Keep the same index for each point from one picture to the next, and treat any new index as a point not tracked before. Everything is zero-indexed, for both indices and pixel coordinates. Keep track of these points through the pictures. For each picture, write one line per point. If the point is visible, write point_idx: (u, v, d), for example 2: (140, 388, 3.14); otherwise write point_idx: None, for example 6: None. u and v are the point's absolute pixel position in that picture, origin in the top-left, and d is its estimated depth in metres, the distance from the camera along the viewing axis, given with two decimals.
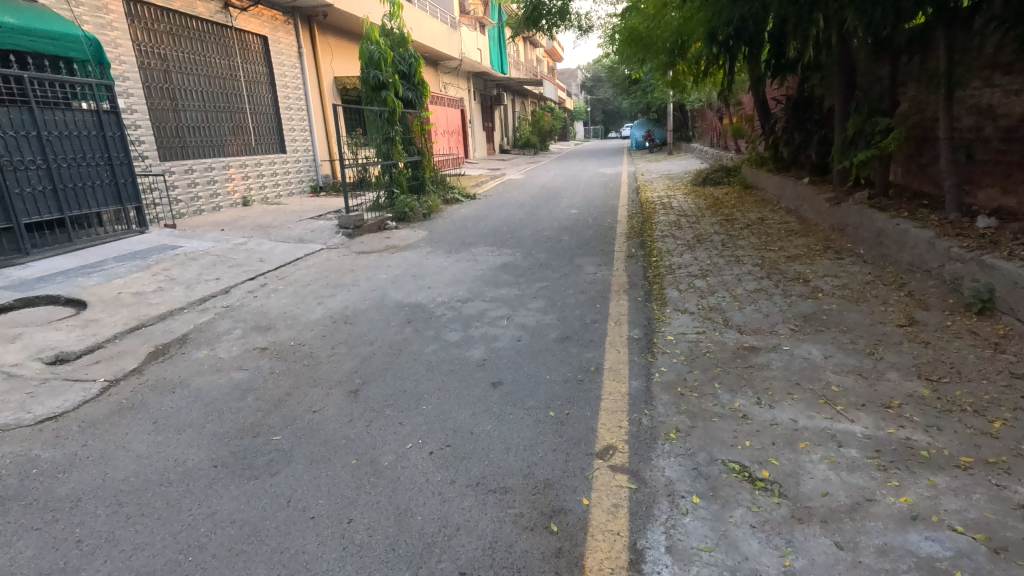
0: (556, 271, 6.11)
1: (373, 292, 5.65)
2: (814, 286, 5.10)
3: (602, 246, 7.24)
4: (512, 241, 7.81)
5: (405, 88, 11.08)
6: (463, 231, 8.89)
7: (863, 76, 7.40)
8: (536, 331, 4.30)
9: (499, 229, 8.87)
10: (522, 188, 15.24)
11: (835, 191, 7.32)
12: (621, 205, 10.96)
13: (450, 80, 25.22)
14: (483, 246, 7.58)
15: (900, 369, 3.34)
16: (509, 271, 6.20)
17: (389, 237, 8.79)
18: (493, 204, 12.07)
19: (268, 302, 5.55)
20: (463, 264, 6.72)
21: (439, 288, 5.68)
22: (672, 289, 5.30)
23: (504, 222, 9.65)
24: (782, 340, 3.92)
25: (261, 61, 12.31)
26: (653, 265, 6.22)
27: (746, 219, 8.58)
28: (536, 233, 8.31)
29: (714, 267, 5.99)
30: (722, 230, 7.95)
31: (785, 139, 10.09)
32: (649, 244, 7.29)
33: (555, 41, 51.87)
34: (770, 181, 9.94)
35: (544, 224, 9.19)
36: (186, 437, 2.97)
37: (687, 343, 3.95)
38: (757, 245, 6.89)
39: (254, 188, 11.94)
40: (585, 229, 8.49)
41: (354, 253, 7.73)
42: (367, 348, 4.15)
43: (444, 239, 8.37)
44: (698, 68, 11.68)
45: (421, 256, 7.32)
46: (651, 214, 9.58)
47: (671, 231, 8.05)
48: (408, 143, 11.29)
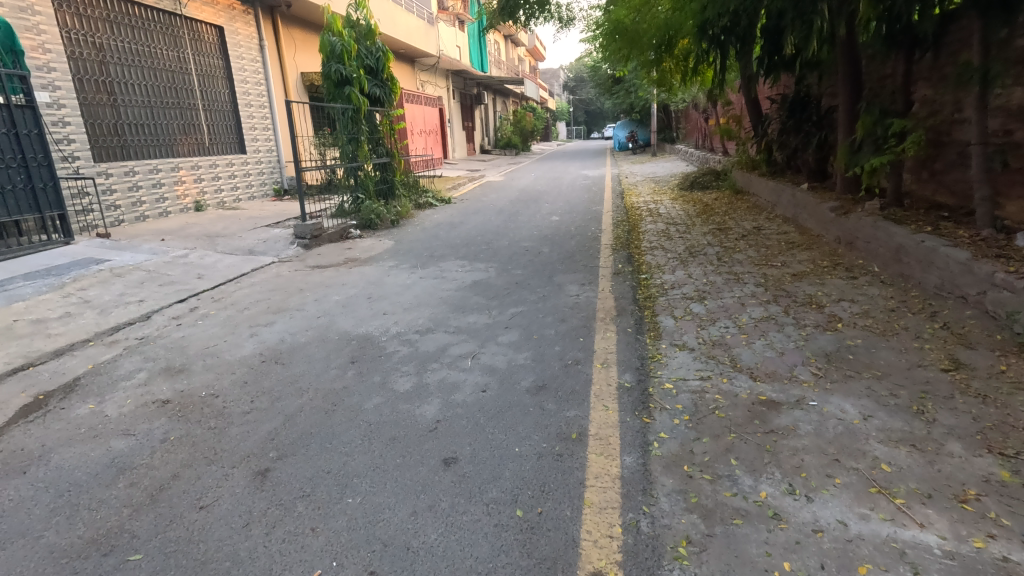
0: (533, 291, 5.32)
1: (318, 319, 4.82)
2: (830, 313, 4.41)
3: (586, 261, 6.49)
4: (486, 254, 7.02)
5: (372, 84, 10.20)
6: (433, 242, 8.05)
7: (869, 73, 6.77)
8: (506, 378, 3.51)
9: (473, 239, 8.07)
10: (501, 191, 14.44)
11: (840, 199, 6.66)
12: (606, 211, 10.25)
13: (428, 78, 24.35)
14: (454, 260, 6.77)
15: (962, 439, 2.63)
16: (479, 291, 5.41)
17: (350, 247, 7.94)
18: (469, 209, 11.21)
19: (192, 332, 4.69)
20: (428, 282, 5.91)
21: (396, 314, 4.87)
22: (666, 316, 4.58)
23: (479, 230, 8.84)
24: (806, 391, 3.20)
25: (215, 54, 11.37)
26: (642, 285, 5.50)
27: (740, 228, 7.90)
28: (513, 244, 7.52)
29: (712, 288, 5.28)
30: (716, 241, 7.27)
31: (779, 142, 9.45)
32: (637, 258, 6.58)
33: (537, 40, 51.19)
34: (764, 186, 9.29)
35: (522, 233, 8.39)
36: (10, 556, 2.14)
37: (690, 396, 3.20)
38: (755, 260, 6.22)
39: (208, 192, 10.99)
40: (567, 240, 7.73)
41: (308, 267, 6.87)
42: (295, 401, 3.33)
43: (411, 251, 7.53)
44: (686, 65, 11.01)
45: (382, 271, 6.48)
46: (638, 222, 8.90)
47: (661, 242, 7.35)
48: (377, 144, 10.45)
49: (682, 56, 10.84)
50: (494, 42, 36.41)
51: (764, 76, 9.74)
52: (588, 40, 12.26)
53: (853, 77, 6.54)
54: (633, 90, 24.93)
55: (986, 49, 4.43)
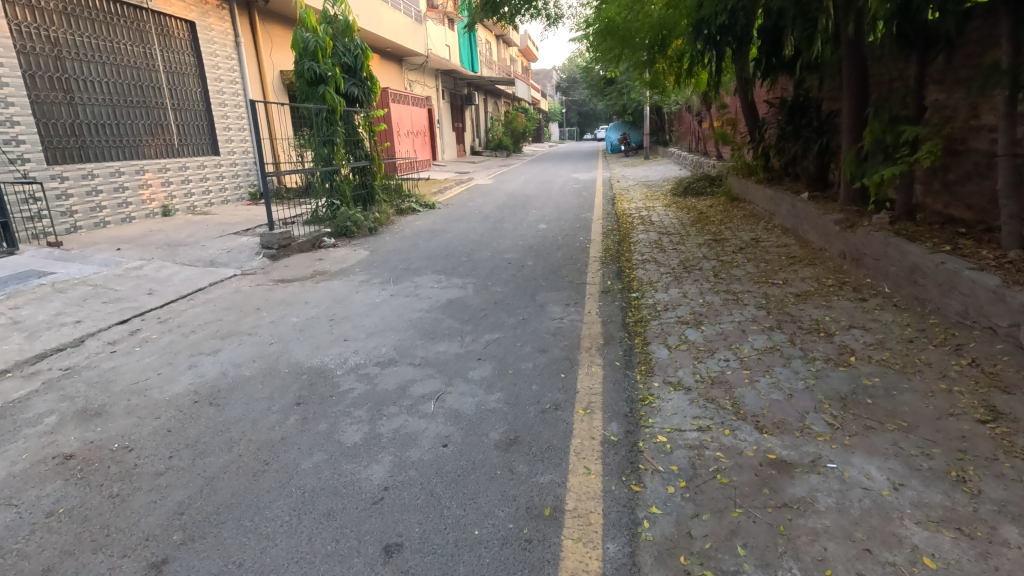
0: (512, 314, 4.83)
1: (271, 346, 4.31)
2: (841, 344, 3.95)
3: (572, 276, 6.01)
4: (464, 267, 6.53)
5: (349, 83, 9.67)
6: (409, 252, 7.54)
7: (875, 76, 6.34)
8: (472, 427, 3.01)
9: (452, 249, 7.57)
10: (488, 195, 13.98)
11: (844, 211, 6.22)
12: (596, 218, 9.79)
13: (416, 78, 23.81)
14: (429, 274, 6.27)
15: (1017, 521, 2.16)
16: (453, 313, 4.92)
17: (321, 258, 7.43)
18: (453, 215, 10.71)
19: (125, 361, 4.16)
20: (399, 300, 5.40)
21: (358, 340, 4.35)
22: (659, 346, 4.09)
23: (461, 239, 8.34)
24: (822, 447, 2.72)
25: (187, 50, 10.81)
26: (632, 306, 5.03)
27: (737, 239, 7.46)
28: (496, 256, 7.03)
29: (708, 310, 4.82)
30: (711, 254, 6.83)
31: (777, 148, 9.04)
32: (628, 273, 6.11)
33: (530, 39, 50.73)
34: (761, 194, 8.87)
35: (506, 242, 7.90)
36: None
37: (686, 454, 2.73)
38: (755, 277, 5.77)
39: (177, 196, 10.41)
40: (554, 252, 7.24)
41: (271, 281, 6.35)
42: (221, 458, 2.81)
43: (385, 263, 7.02)
44: (679, 66, 10.58)
45: (350, 287, 5.96)
46: (629, 232, 8.44)
47: (654, 254, 6.90)
48: (355, 146, 9.93)
49: (676, 57, 10.41)
50: (485, 41, 35.91)
51: (762, 78, 9.32)
52: (578, 40, 11.80)
53: (859, 79, 6.10)
54: (624, 91, 24.54)
55: (1015, 49, 3.99)
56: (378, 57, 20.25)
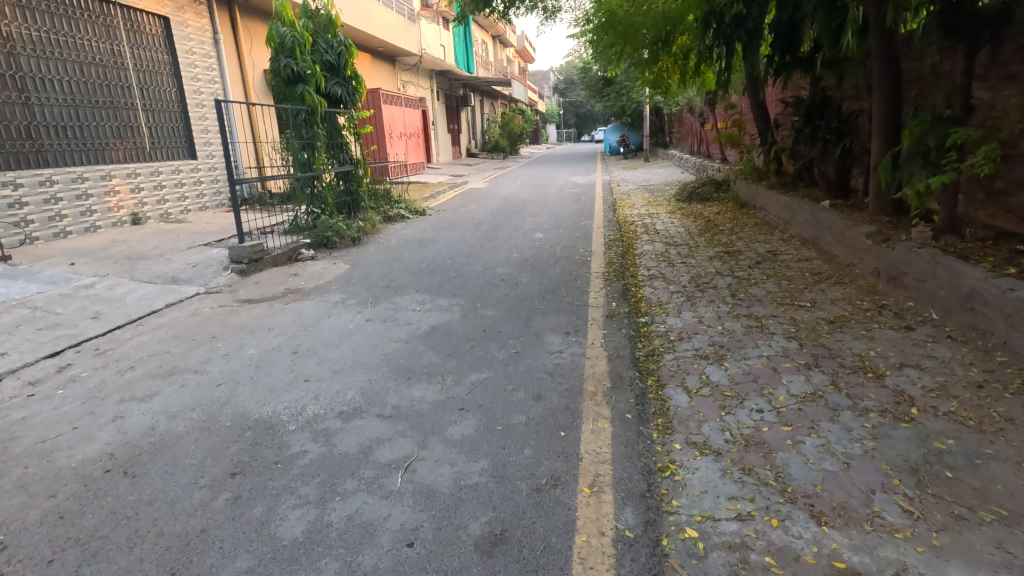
0: (503, 346, 4.16)
1: (216, 389, 3.63)
2: (896, 389, 3.29)
3: (572, 296, 5.36)
4: (452, 284, 5.88)
5: (331, 83, 9.01)
6: (393, 266, 6.88)
7: (906, 73, 5.70)
8: (445, 516, 2.35)
9: (440, 263, 6.92)
10: (483, 200, 13.34)
11: (875, 223, 5.57)
12: (597, 226, 9.15)
13: (410, 78, 23.18)
14: (412, 293, 5.62)
15: None
16: (435, 343, 4.27)
17: (296, 273, 6.77)
18: (445, 223, 10.05)
19: (39, 407, 3.49)
20: (374, 327, 4.73)
21: (320, 381, 3.68)
22: (677, 391, 3.43)
23: (450, 251, 7.67)
24: (906, 552, 2.07)
25: (160, 47, 10.15)
26: (642, 335, 4.37)
27: (751, 252, 6.82)
28: (487, 272, 6.36)
29: (730, 341, 4.17)
30: (725, 269, 6.18)
31: (790, 151, 8.41)
32: (634, 293, 5.46)
33: (527, 41, 50.18)
34: (775, 201, 8.24)
35: (499, 255, 7.23)
36: None
37: (726, 560, 2.07)
38: (778, 298, 5.12)
39: (149, 203, 9.75)
40: (552, 266, 6.57)
41: (236, 301, 5.69)
42: (115, 564, 2.15)
43: (365, 279, 6.35)
44: (684, 64, 9.96)
45: (322, 309, 5.29)
46: (633, 242, 7.79)
47: (662, 269, 6.26)
48: (338, 149, 9.29)
49: (680, 54, 9.79)
50: (482, 42, 35.33)
51: (773, 77, 8.70)
52: (576, 37, 11.18)
53: (891, 75, 5.46)
54: (624, 91, 24.02)
55: None
56: (369, 57, 19.59)
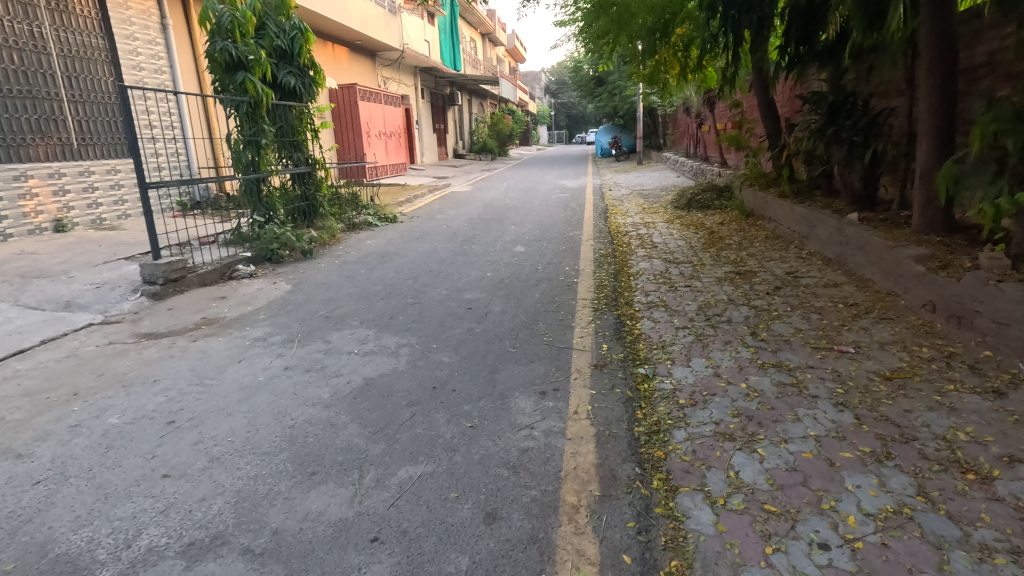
0: (454, 416, 3.07)
1: (27, 491, 2.51)
2: (1018, 505, 2.23)
3: (552, 334, 4.28)
4: (405, 315, 4.80)
5: (282, 71, 7.88)
6: (342, 288, 5.78)
7: (963, 62, 4.69)
8: None
9: (398, 284, 5.82)
10: (463, 205, 12.26)
11: (925, 244, 4.55)
12: (586, 238, 8.11)
13: (391, 75, 22.06)
14: (354, 328, 4.51)
15: None
16: (364, 410, 3.17)
17: (224, 296, 5.64)
18: (416, 232, 8.96)
19: None
20: (292, 379, 3.62)
21: (182, 479, 2.56)
22: (696, 502, 2.35)
23: (414, 268, 6.58)
24: None
25: (96, 31, 8.99)
26: (641, 398, 3.29)
27: (765, 273, 5.81)
28: (451, 298, 5.27)
29: (760, 409, 3.10)
30: (738, 296, 5.16)
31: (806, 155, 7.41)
32: (631, 330, 4.41)
33: (516, 41, 49.31)
34: (790, 211, 7.21)
35: (470, 274, 6.14)
36: None
37: None
38: (808, 339, 4.09)
39: (76, 208, 8.58)
40: (532, 289, 5.48)
41: (132, 336, 4.55)
42: None
43: (304, 305, 5.25)
44: (684, 57, 8.91)
45: (235, 349, 4.15)
46: (627, 258, 6.75)
47: (664, 296, 5.22)
48: (292, 148, 8.18)
49: (680, 45, 8.75)
50: (470, 40, 34.31)
51: (786, 71, 7.70)
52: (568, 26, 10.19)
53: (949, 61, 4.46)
54: (617, 91, 23.16)
55: None
56: (346, 51, 18.42)
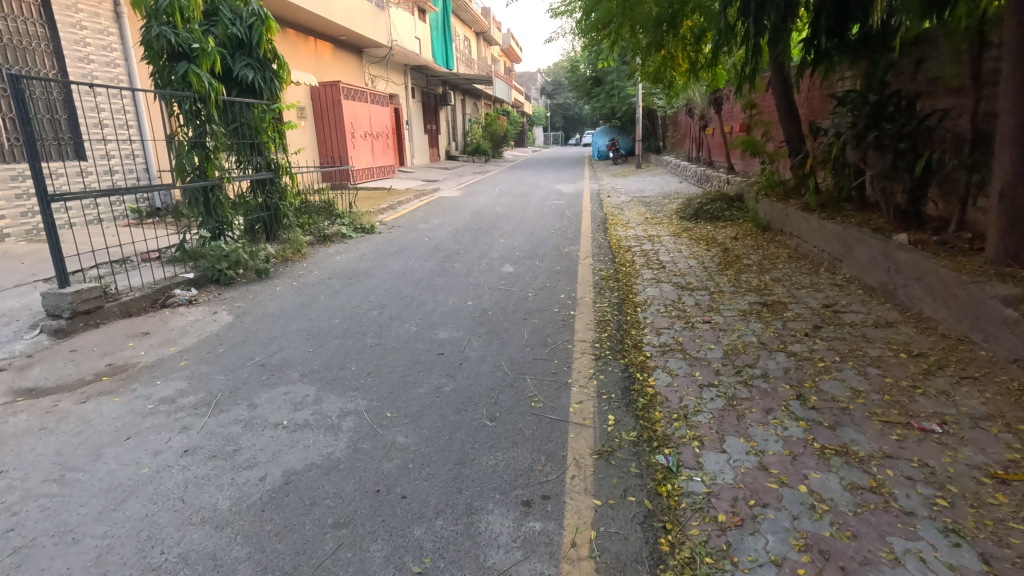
0: (396, 550, 2.13)
1: None
2: None
3: (541, 397, 3.34)
4: (359, 365, 3.85)
5: (238, 63, 6.92)
6: (292, 321, 4.81)
7: None
8: None
9: (360, 317, 4.88)
10: (450, 212, 11.32)
11: (1011, 281, 3.64)
12: (583, 254, 7.19)
13: (380, 72, 21.09)
14: (292, 385, 3.56)
15: None
16: (270, 535, 2.23)
17: (148, 331, 4.67)
18: (393, 246, 7.99)
19: None
20: (185, 472, 2.67)
21: None
22: None
23: (383, 293, 5.62)
24: None
25: (35, 18, 8.01)
26: (664, 513, 2.37)
27: (797, 304, 4.90)
28: (421, 338, 4.32)
29: (838, 538, 2.17)
30: (769, 338, 4.24)
31: (835, 164, 6.51)
32: (642, 391, 3.48)
33: (512, 40, 48.45)
34: (817, 228, 6.29)
35: (447, 303, 5.19)
36: None
37: None
38: (871, 407, 3.17)
39: (7, 217, 7.60)
40: (519, 326, 4.53)
41: (7, 392, 3.58)
42: None
43: (240, 346, 4.29)
44: (695, 51, 8.00)
45: (129, 417, 3.19)
46: (632, 282, 5.84)
47: (680, 338, 4.31)
48: (251, 151, 7.21)
49: (690, 38, 7.83)
50: (464, 38, 33.41)
51: (813, 67, 6.79)
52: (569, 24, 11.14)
53: None
54: (615, 92, 22.28)
55: None
56: (331, 47, 17.47)
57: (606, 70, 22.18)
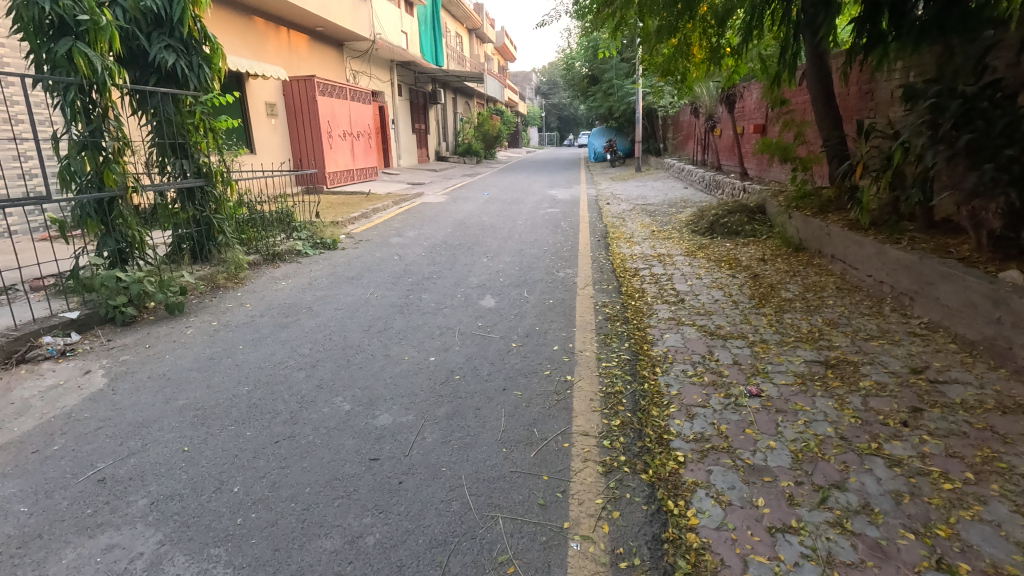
0: None
1: None
2: None
3: (520, 566, 2.05)
4: (245, 484, 2.53)
5: (155, 44, 5.57)
6: (183, 389, 3.49)
7: None
8: None
9: (278, 384, 3.56)
10: (429, 223, 10.02)
11: None
12: (581, 281, 5.90)
13: (362, 68, 19.75)
14: (127, 530, 2.25)
15: None
16: None
17: None
18: (354, 268, 6.68)
19: None
20: None
21: None
22: None
23: (321, 341, 4.31)
24: None
25: None
26: None
27: (872, 367, 3.61)
28: (351, 428, 3.01)
29: None
30: (850, 430, 2.94)
31: (895, 174, 5.24)
32: (680, 541, 2.20)
33: (506, 39, 47.27)
34: (877, 255, 5.01)
35: (402, 360, 3.89)
36: None
37: None
38: None
39: None
40: (494, 404, 3.23)
41: None
42: None
43: (89, 438, 2.96)
44: (716, 34, 6.72)
45: None
46: (645, 323, 4.56)
47: (722, 428, 3.02)
48: (176, 153, 5.89)
49: (711, 19, 6.56)
50: (456, 35, 32.17)
51: (869, 51, 5.52)
52: (562, 14, 16.96)
53: None
54: (613, 91, 21.00)
55: None
56: (307, 38, 16.15)
57: (604, 67, 20.93)
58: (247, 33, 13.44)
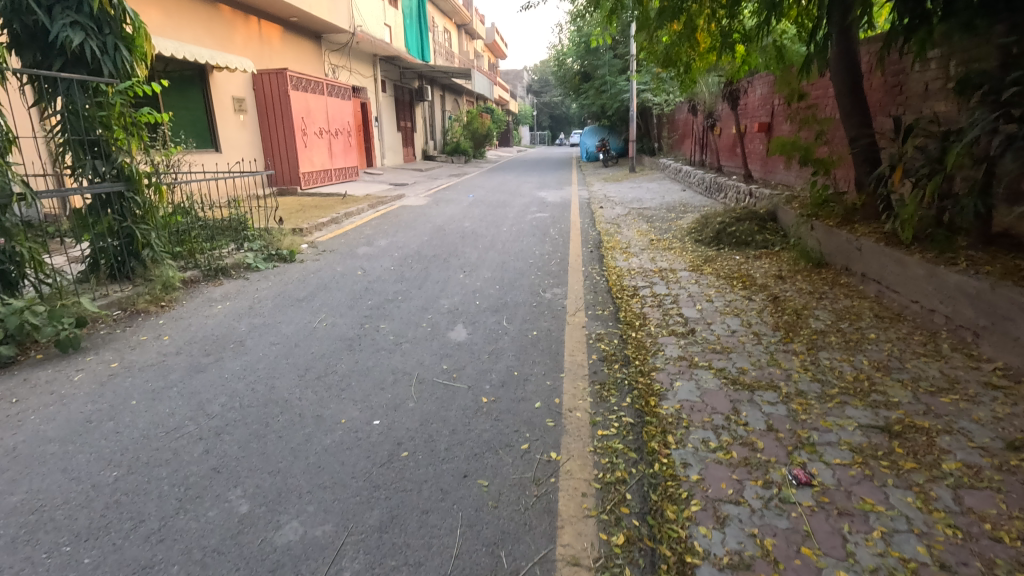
0: None
1: None
2: None
3: None
4: None
5: (58, 20, 4.59)
6: (27, 477, 2.56)
7: None
8: None
9: (160, 465, 2.64)
10: (404, 229, 9.10)
11: None
12: (570, 305, 5.01)
13: (343, 62, 18.77)
14: None
15: None
16: None
17: None
18: (307, 286, 5.74)
19: None
20: None
21: None
22: None
23: (240, 393, 3.38)
24: None
25: None
26: None
27: (952, 440, 2.74)
28: (240, 549, 2.10)
29: None
30: (951, 551, 2.06)
31: (943, 180, 4.41)
32: None
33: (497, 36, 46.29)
34: (926, 278, 4.15)
35: (336, 426, 2.97)
36: None
37: None
38: None
39: None
40: (447, 505, 2.32)
41: None
42: None
43: None
44: (728, 17, 5.83)
45: None
46: (649, 366, 3.66)
47: (767, 544, 2.13)
48: (87, 150, 4.93)
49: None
50: (444, 31, 31.20)
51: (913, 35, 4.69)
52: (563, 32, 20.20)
53: None
54: (605, 87, 20.16)
55: None
56: (280, 29, 15.12)
57: (596, 62, 20.09)
58: (212, 23, 12.40)
